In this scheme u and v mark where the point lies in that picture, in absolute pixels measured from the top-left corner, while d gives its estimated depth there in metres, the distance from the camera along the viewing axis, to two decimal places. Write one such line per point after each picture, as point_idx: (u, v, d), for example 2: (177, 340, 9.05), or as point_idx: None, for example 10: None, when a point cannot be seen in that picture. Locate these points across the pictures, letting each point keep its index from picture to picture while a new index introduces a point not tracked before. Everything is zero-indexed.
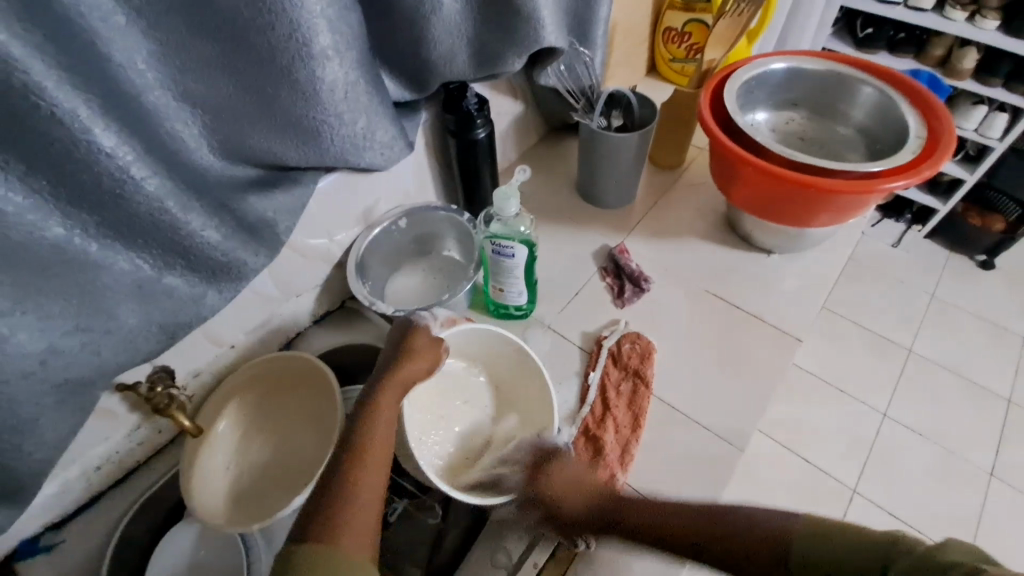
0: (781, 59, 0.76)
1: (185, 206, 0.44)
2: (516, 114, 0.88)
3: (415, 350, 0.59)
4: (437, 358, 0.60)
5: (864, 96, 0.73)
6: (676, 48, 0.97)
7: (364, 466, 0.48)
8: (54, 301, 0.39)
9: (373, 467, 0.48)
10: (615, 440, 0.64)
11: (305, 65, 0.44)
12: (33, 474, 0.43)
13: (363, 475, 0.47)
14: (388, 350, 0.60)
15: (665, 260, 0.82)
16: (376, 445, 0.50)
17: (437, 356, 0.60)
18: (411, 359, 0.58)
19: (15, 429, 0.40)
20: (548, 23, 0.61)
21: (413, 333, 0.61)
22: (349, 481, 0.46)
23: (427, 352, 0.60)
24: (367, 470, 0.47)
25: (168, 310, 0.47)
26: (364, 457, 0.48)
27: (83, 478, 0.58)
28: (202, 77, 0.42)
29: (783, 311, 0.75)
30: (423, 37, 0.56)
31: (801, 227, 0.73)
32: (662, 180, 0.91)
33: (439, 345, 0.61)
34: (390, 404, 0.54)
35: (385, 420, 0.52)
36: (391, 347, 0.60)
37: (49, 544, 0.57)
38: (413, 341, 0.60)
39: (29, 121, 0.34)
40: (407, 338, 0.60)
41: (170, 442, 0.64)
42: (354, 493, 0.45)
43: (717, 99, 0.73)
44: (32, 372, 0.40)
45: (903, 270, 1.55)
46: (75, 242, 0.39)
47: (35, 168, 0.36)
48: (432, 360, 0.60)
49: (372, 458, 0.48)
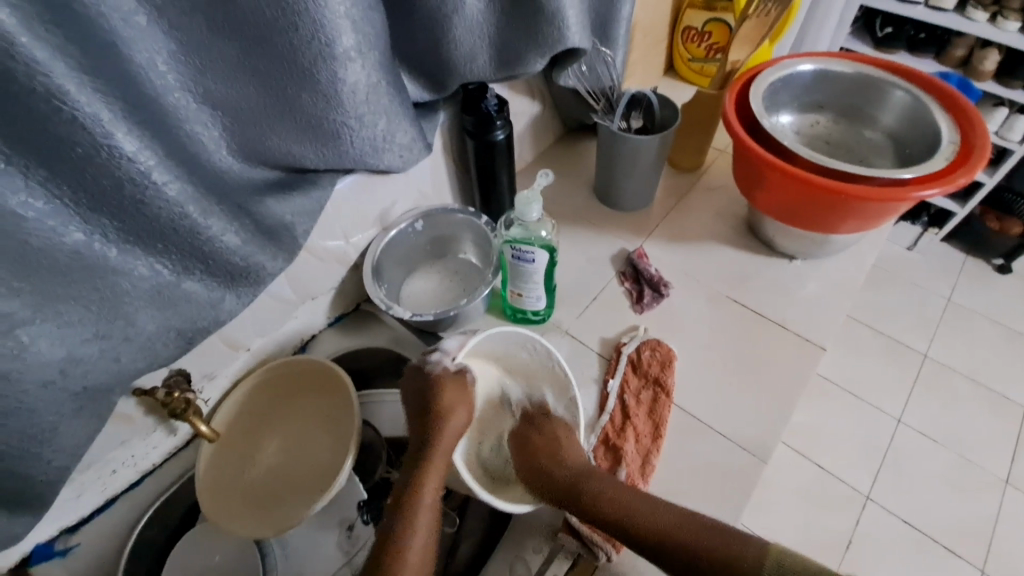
0: (808, 60, 0.74)
1: (205, 211, 0.43)
2: (534, 115, 0.87)
3: (449, 406, 0.59)
4: (467, 405, 0.61)
5: (894, 99, 0.71)
6: (696, 48, 0.95)
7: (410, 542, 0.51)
8: (74, 308, 0.39)
9: (418, 550, 0.51)
10: (635, 450, 0.63)
11: (326, 65, 0.43)
12: (51, 481, 0.43)
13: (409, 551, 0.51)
14: (420, 404, 0.60)
15: (685, 264, 0.80)
16: (419, 526, 0.52)
17: (467, 405, 0.61)
18: (450, 412, 0.59)
19: (33, 437, 0.39)
20: (573, 22, 0.59)
21: (443, 386, 0.60)
22: (399, 555, 0.51)
23: (461, 398, 0.60)
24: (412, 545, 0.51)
25: (187, 315, 0.46)
26: (408, 534, 0.52)
27: (98, 482, 0.57)
28: (223, 78, 0.41)
29: (806, 319, 0.74)
30: (445, 36, 0.55)
31: (825, 233, 0.71)
32: (681, 182, 0.90)
33: (466, 390, 0.61)
34: (433, 471, 0.56)
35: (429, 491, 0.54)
36: (423, 398, 0.60)
37: (65, 547, 0.57)
38: (442, 395, 0.60)
39: (50, 125, 0.33)
40: (439, 389, 0.60)
41: (185, 445, 0.64)
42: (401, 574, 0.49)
43: (743, 101, 0.71)
44: (53, 380, 0.39)
45: (919, 273, 1.53)
46: (95, 247, 0.38)
47: (55, 173, 0.35)
48: (467, 406, 0.61)
49: (417, 535, 0.52)
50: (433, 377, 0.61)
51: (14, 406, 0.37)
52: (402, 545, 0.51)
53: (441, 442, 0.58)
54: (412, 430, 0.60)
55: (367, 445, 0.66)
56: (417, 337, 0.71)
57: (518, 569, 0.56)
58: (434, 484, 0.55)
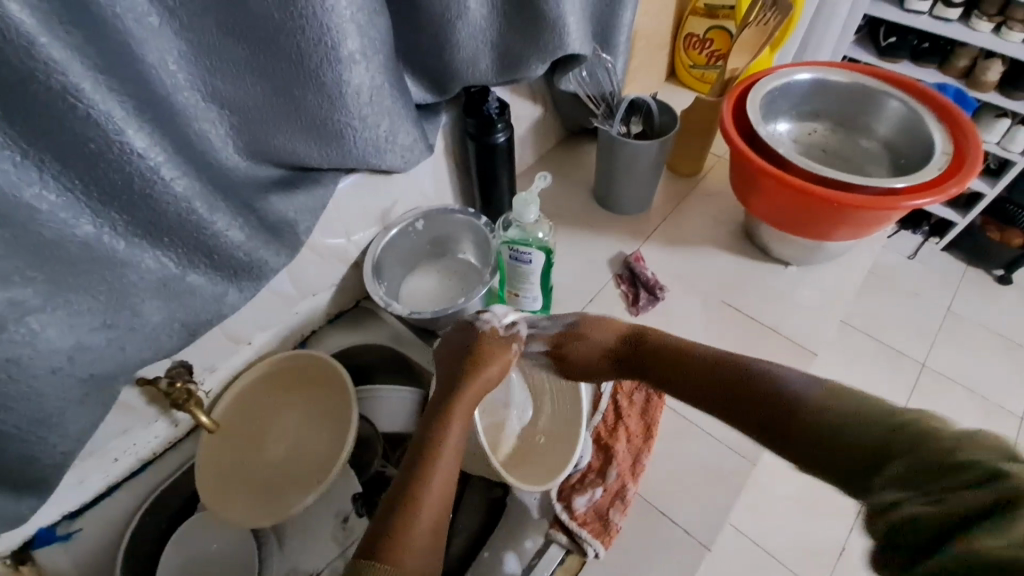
0: (806, 69, 0.75)
1: (212, 206, 0.44)
2: (536, 118, 0.88)
3: (487, 356, 0.57)
4: (505, 363, 0.58)
5: (890, 109, 0.73)
6: (697, 55, 0.97)
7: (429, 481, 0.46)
8: (83, 298, 0.40)
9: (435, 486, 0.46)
10: (627, 450, 0.64)
11: (331, 68, 0.44)
12: (55, 465, 0.44)
13: (426, 488, 0.45)
14: (460, 357, 0.58)
15: (681, 269, 0.81)
16: (440, 464, 0.47)
17: (507, 363, 0.58)
18: (485, 363, 0.56)
19: (40, 422, 0.41)
20: (574, 29, 0.60)
21: (484, 341, 0.58)
22: (414, 496, 0.44)
23: (501, 355, 0.57)
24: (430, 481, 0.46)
25: (190, 307, 0.47)
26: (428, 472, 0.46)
27: (102, 469, 0.58)
28: (230, 77, 0.43)
29: (799, 325, 0.75)
30: (449, 40, 0.56)
31: (819, 240, 0.72)
32: (680, 188, 0.91)
33: (510, 350, 0.59)
34: (458, 417, 0.52)
35: (453, 436, 0.50)
36: (462, 353, 0.58)
37: (67, 532, 0.58)
38: (482, 348, 0.57)
39: (66, 122, 0.34)
40: (481, 343, 0.58)
41: (186, 436, 0.65)
42: (414, 512, 0.44)
43: (740, 109, 0.72)
44: (61, 367, 0.40)
45: (918, 282, 1.54)
46: (104, 240, 0.40)
47: (68, 167, 0.36)
48: (504, 365, 0.58)
49: (437, 477, 0.46)
50: (475, 334, 0.59)
51: (22, 391, 0.39)
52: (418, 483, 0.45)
53: (469, 391, 0.54)
54: (445, 382, 0.57)
55: (363, 440, 0.67)
56: (416, 335, 0.72)
57: (508, 563, 0.58)
58: (459, 428, 0.51)
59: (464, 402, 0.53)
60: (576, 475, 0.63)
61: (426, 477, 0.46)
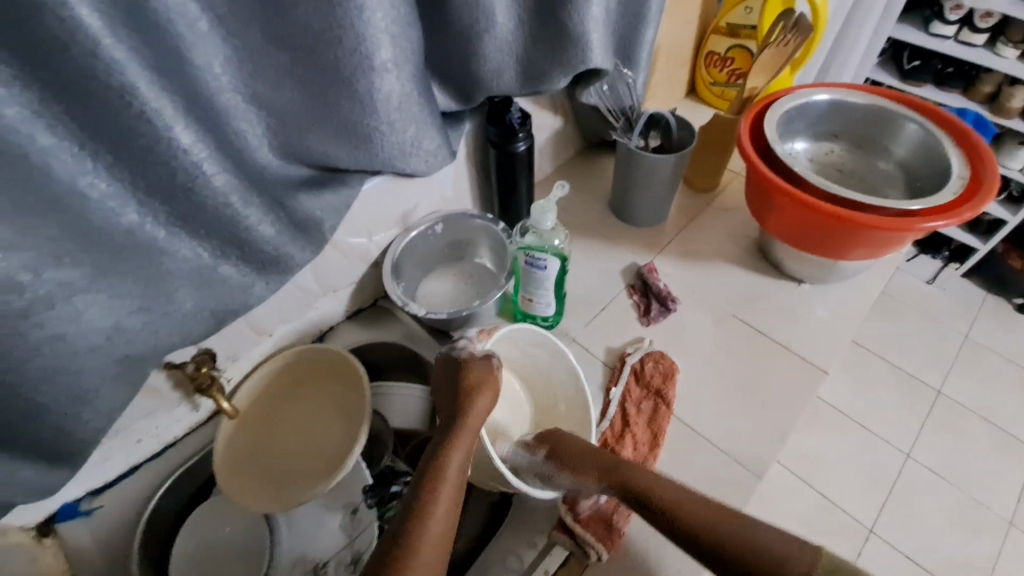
0: (825, 90, 0.76)
1: (246, 202, 0.47)
2: (556, 128, 0.90)
3: (478, 382, 0.59)
4: (495, 390, 0.60)
5: (907, 132, 0.73)
6: (717, 73, 0.98)
7: (427, 527, 0.50)
8: (124, 282, 0.42)
9: (438, 520, 0.50)
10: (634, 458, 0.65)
11: (365, 75, 0.47)
12: (87, 441, 0.46)
13: (426, 531, 0.49)
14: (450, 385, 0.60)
15: (693, 282, 0.82)
16: (440, 503, 0.51)
17: (496, 386, 0.61)
18: (477, 391, 0.59)
19: (76, 397, 0.43)
20: (597, 44, 0.62)
21: (470, 367, 0.60)
22: (412, 544, 0.48)
23: (487, 379, 0.60)
24: (430, 521, 0.50)
25: (220, 296, 0.50)
26: (427, 514, 0.50)
27: (126, 449, 0.60)
28: (271, 81, 0.45)
29: (809, 342, 0.75)
30: (475, 53, 0.59)
31: (833, 259, 0.73)
32: (696, 202, 0.92)
33: (495, 373, 0.61)
34: (459, 446, 0.55)
35: (453, 472, 0.53)
36: (452, 382, 0.60)
37: (89, 508, 0.60)
38: (469, 373, 0.60)
39: (121, 119, 0.37)
40: (466, 370, 0.60)
41: (205, 422, 0.67)
42: (417, 551, 0.48)
43: (757, 128, 0.74)
44: (99, 345, 0.42)
45: (936, 308, 1.52)
46: (146, 228, 0.42)
47: (119, 161, 0.39)
48: (495, 389, 0.60)
49: (434, 521, 0.50)
50: (460, 362, 0.61)
51: (64, 367, 0.41)
52: (422, 518, 0.50)
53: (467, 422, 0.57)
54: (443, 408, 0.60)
55: (374, 433, 0.70)
56: (431, 335, 0.73)
57: (510, 563, 0.59)
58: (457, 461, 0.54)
59: (465, 433, 0.56)
60: None
61: (424, 520, 0.50)
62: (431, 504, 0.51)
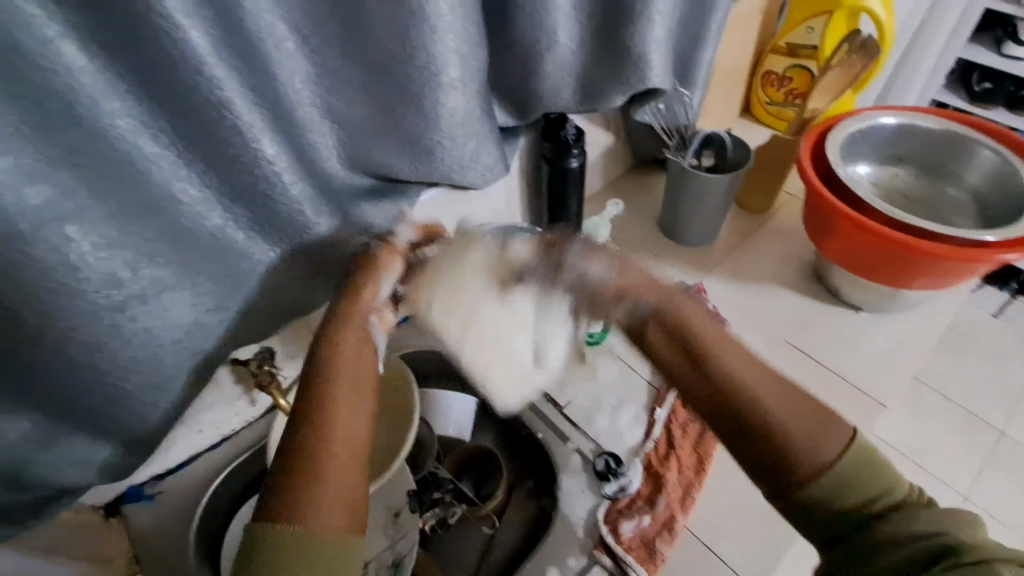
0: (892, 112, 0.74)
1: (317, 210, 0.49)
2: (607, 145, 0.90)
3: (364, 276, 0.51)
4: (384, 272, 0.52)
5: (981, 159, 0.71)
6: (774, 93, 0.97)
7: (327, 429, 0.41)
8: (205, 281, 0.45)
9: (346, 420, 0.43)
10: (678, 480, 0.64)
11: (432, 91, 0.48)
12: (160, 428, 0.48)
13: (330, 426, 0.42)
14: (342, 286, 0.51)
15: (744, 304, 0.80)
16: (338, 396, 0.43)
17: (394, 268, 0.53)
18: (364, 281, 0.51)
19: (155, 387, 0.45)
20: (657, 64, 0.63)
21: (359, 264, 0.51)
22: (313, 453, 0.40)
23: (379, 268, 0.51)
24: (334, 419, 0.42)
25: (286, 297, 0.52)
26: (329, 414, 0.42)
27: (188, 439, 0.64)
28: (346, 97, 0.47)
29: (867, 372, 0.72)
30: (535, 71, 0.60)
31: (895, 288, 0.70)
32: (748, 223, 0.90)
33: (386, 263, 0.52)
34: (345, 342, 0.47)
35: (343, 374, 0.45)
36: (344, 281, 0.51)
37: (152, 492, 0.64)
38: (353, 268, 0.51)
39: (215, 130, 0.39)
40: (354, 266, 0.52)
41: (261, 417, 0.70)
42: (320, 450, 0.40)
43: (817, 151, 0.72)
44: (180, 339, 0.45)
45: (1004, 343, 1.42)
46: (228, 232, 0.45)
47: (210, 169, 0.41)
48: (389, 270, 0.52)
49: (336, 420, 0.42)
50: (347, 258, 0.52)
51: (148, 357, 0.43)
52: (316, 426, 0.41)
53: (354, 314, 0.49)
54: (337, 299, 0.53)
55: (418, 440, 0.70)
56: None
57: None
58: (348, 349, 0.47)
59: (354, 320, 0.48)
60: (626, 498, 0.63)
61: (320, 424, 0.42)
62: (326, 408, 0.42)
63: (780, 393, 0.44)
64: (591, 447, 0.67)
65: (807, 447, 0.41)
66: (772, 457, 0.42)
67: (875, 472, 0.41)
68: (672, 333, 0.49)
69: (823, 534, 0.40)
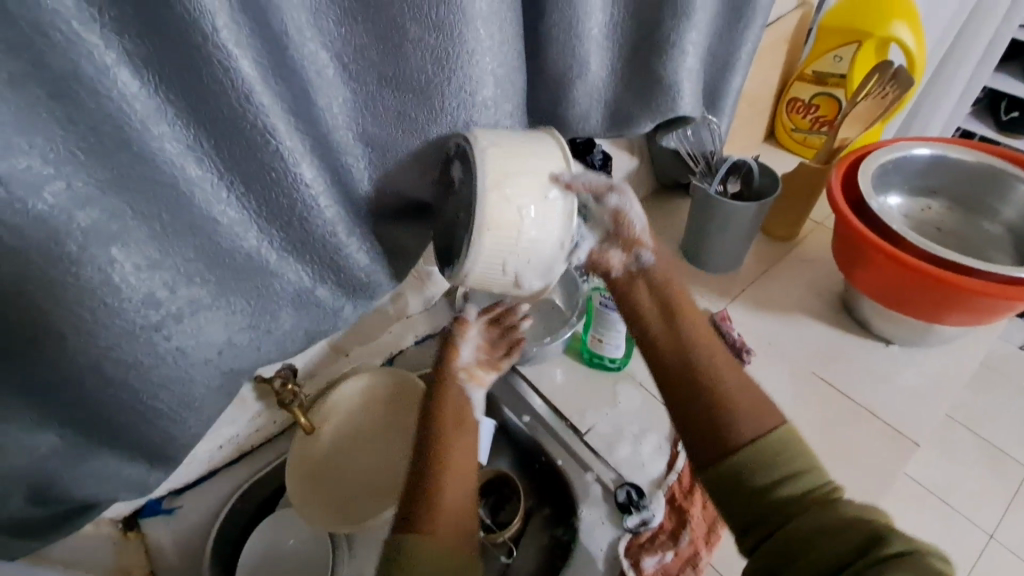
0: (926, 144, 0.73)
1: (350, 231, 0.49)
2: (630, 169, 0.91)
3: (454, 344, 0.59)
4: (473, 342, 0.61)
5: (1019, 194, 0.69)
6: (800, 119, 0.96)
7: (447, 470, 0.51)
8: (237, 301, 0.45)
9: (456, 458, 0.53)
10: (702, 515, 0.62)
11: (466, 114, 0.49)
12: (186, 446, 0.48)
13: (448, 467, 0.51)
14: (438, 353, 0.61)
15: (769, 333, 0.79)
16: (453, 443, 0.53)
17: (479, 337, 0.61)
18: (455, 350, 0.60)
19: (185, 405, 0.45)
20: (687, 93, 0.63)
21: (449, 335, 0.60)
22: (437, 486, 0.50)
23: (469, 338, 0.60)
24: (451, 457, 0.52)
25: (315, 318, 0.52)
26: (446, 457, 0.52)
27: (208, 453, 0.64)
28: (382, 120, 0.48)
29: (899, 408, 0.70)
30: (566, 97, 0.60)
31: (929, 322, 0.68)
32: (773, 251, 0.89)
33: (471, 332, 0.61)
34: (450, 399, 0.56)
35: (449, 423, 0.54)
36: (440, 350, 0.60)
37: (170, 507, 0.64)
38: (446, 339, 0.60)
39: (257, 154, 0.40)
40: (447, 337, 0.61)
41: (280, 433, 0.70)
42: (444, 487, 0.50)
43: (848, 182, 0.71)
44: (211, 359, 0.45)
45: None
46: (262, 252, 0.45)
47: (249, 191, 0.42)
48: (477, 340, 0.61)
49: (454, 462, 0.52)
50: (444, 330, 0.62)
51: (179, 376, 0.44)
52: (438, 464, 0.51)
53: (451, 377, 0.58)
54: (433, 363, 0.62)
55: None
56: None
57: None
58: (450, 404, 0.56)
59: (451, 383, 0.57)
60: (648, 532, 0.61)
61: (440, 462, 0.52)
62: (442, 451, 0.52)
63: (737, 380, 0.52)
64: (611, 477, 0.65)
65: (742, 422, 0.49)
66: (708, 423, 0.50)
67: (796, 457, 0.47)
68: (665, 322, 0.56)
69: (744, 516, 0.46)
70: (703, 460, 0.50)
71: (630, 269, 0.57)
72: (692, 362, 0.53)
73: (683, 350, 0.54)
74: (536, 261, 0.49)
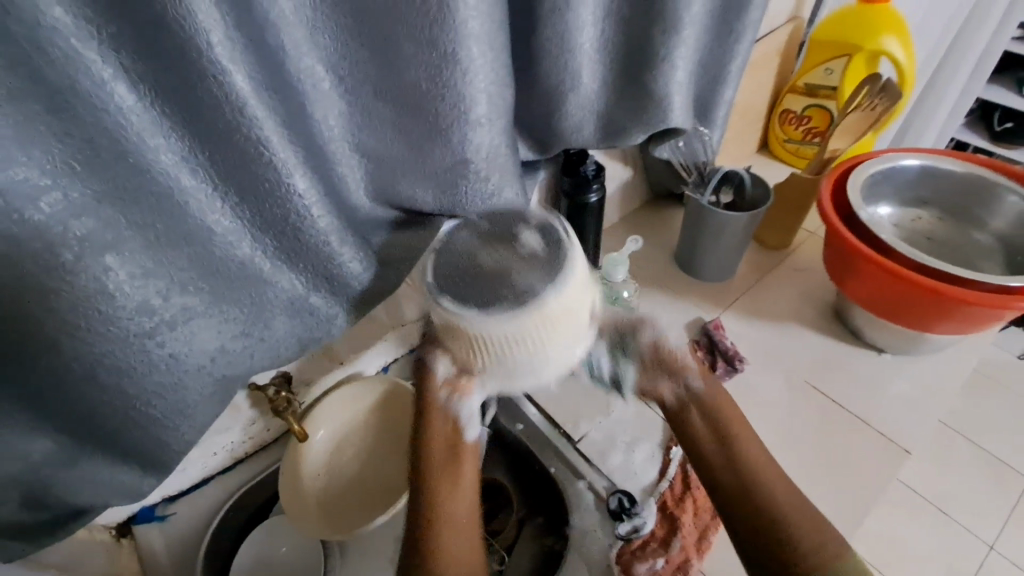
0: (915, 155, 0.74)
1: (342, 240, 0.50)
2: (624, 180, 0.92)
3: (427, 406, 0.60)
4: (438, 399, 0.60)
5: (1007, 205, 0.70)
6: (792, 131, 0.97)
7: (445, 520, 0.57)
8: (231, 309, 0.46)
9: (451, 507, 0.58)
10: (694, 523, 0.63)
11: (460, 128, 0.50)
12: (179, 453, 0.48)
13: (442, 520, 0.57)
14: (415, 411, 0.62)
15: (762, 342, 0.79)
16: (444, 499, 0.58)
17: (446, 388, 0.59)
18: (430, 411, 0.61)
19: (179, 412, 0.46)
20: (678, 106, 0.65)
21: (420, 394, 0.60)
22: (435, 541, 0.56)
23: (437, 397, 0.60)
24: (441, 502, 0.58)
25: (308, 325, 0.53)
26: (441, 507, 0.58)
27: (203, 461, 0.65)
28: (376, 132, 0.49)
29: (891, 416, 0.71)
30: (559, 109, 0.61)
31: (919, 331, 0.69)
32: (766, 260, 0.89)
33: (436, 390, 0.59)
34: (435, 463, 0.60)
35: (440, 485, 0.59)
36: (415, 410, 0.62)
37: (164, 513, 0.65)
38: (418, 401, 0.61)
39: (252, 165, 0.41)
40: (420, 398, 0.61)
41: (275, 440, 0.71)
42: (442, 538, 0.56)
43: (839, 192, 0.72)
44: (204, 366, 0.46)
45: None
46: (256, 261, 0.46)
47: (244, 202, 0.43)
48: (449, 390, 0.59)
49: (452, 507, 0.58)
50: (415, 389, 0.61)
51: (173, 383, 0.44)
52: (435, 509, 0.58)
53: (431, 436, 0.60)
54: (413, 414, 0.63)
55: None
56: None
57: None
58: (436, 457, 0.60)
59: (432, 440, 0.60)
60: (639, 539, 0.62)
61: (438, 508, 0.58)
62: (438, 502, 0.58)
63: (786, 486, 0.57)
64: (604, 484, 0.65)
65: (804, 535, 0.53)
66: (766, 534, 0.54)
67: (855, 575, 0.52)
68: (716, 437, 0.60)
69: None
70: (758, 561, 0.54)
71: (681, 396, 0.62)
72: (742, 471, 0.57)
73: (729, 449, 0.59)
74: (560, 363, 0.55)
